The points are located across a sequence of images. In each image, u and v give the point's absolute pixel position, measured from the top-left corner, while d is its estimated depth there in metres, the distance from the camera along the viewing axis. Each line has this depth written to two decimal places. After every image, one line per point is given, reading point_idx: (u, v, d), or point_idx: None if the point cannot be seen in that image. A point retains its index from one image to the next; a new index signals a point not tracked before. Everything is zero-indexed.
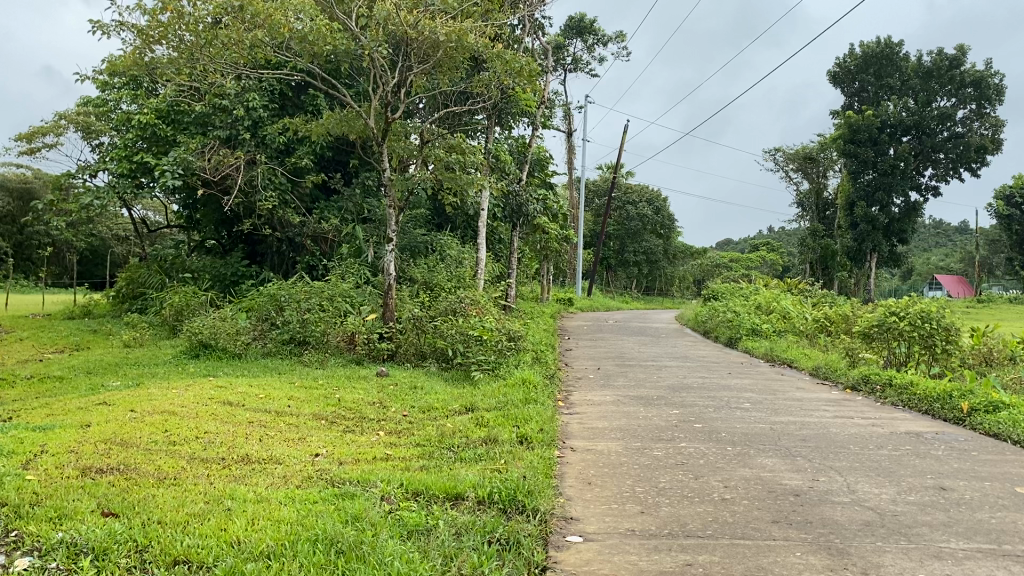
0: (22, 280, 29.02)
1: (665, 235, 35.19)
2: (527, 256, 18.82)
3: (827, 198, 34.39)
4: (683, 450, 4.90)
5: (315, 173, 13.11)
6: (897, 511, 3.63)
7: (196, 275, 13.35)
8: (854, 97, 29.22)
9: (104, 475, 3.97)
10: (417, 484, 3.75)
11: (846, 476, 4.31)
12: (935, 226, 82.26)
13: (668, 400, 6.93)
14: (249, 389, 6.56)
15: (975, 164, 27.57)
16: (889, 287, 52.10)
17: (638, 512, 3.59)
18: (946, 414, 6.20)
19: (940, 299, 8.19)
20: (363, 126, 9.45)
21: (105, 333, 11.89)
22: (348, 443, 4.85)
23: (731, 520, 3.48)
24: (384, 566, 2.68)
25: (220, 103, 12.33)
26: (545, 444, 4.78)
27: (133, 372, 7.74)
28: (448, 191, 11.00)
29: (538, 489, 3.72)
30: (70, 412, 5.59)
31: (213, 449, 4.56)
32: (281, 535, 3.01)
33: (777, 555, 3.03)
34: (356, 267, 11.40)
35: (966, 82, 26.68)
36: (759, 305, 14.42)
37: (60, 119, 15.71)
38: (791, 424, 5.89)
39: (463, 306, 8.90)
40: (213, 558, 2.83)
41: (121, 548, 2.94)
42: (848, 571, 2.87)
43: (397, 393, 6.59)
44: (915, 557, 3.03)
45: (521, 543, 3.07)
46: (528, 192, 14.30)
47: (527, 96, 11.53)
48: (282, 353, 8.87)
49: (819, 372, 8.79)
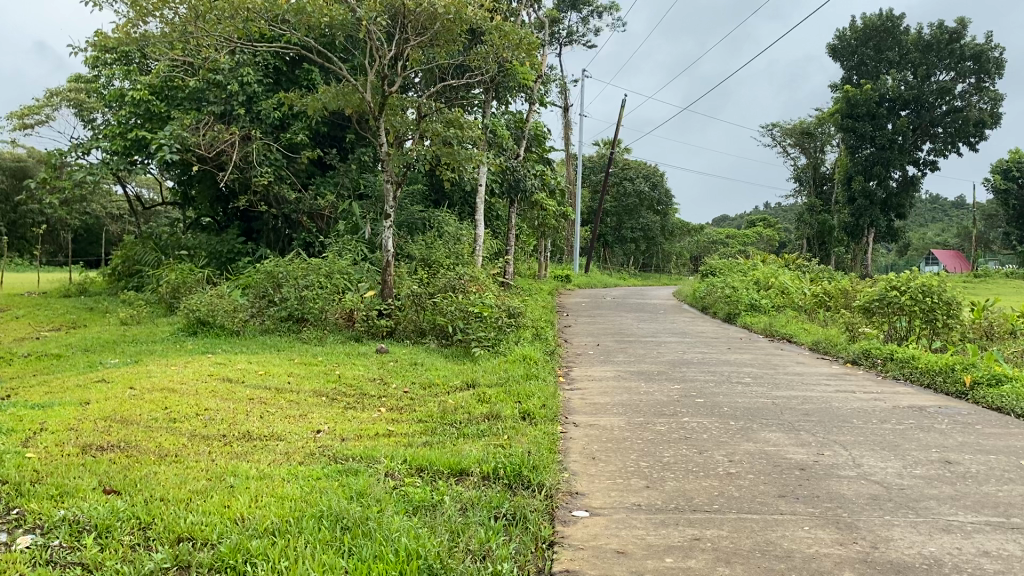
0: (17, 259, 28.98)
1: (662, 211, 35.14)
2: (524, 233, 18.73)
3: (824, 172, 34.28)
4: (686, 425, 4.87)
5: (311, 149, 13.00)
6: (903, 485, 3.62)
7: (192, 252, 13.29)
8: (853, 71, 29.00)
9: (105, 453, 3.94)
10: (421, 460, 3.73)
11: (851, 450, 4.29)
12: (932, 202, 82.20)
13: (669, 375, 6.92)
14: (248, 366, 6.53)
15: (973, 138, 27.54)
16: (885, 263, 52.16)
17: (643, 486, 3.57)
18: (948, 388, 6.19)
19: (941, 273, 8.19)
20: (360, 100, 9.28)
21: (101, 311, 11.85)
22: (350, 420, 4.83)
23: (738, 494, 3.46)
24: (391, 541, 2.63)
25: (214, 79, 12.27)
26: (548, 420, 4.76)
27: (131, 350, 7.70)
28: (446, 167, 10.92)
29: (544, 464, 3.71)
30: (69, 390, 5.55)
31: (214, 426, 4.53)
32: (285, 511, 2.99)
33: (785, 529, 3.00)
34: (354, 244, 11.34)
35: (966, 56, 26.51)
36: (757, 281, 14.39)
37: (53, 96, 15.54)
38: (793, 398, 5.87)
39: (463, 283, 8.82)
40: (218, 535, 2.79)
41: (123, 525, 2.91)
42: (857, 545, 2.85)
43: (398, 370, 6.57)
44: (924, 530, 3.02)
45: (528, 518, 3.05)
46: (526, 168, 14.23)
47: (526, 69, 11.42)
48: (280, 331, 8.83)
49: (819, 347, 8.80)
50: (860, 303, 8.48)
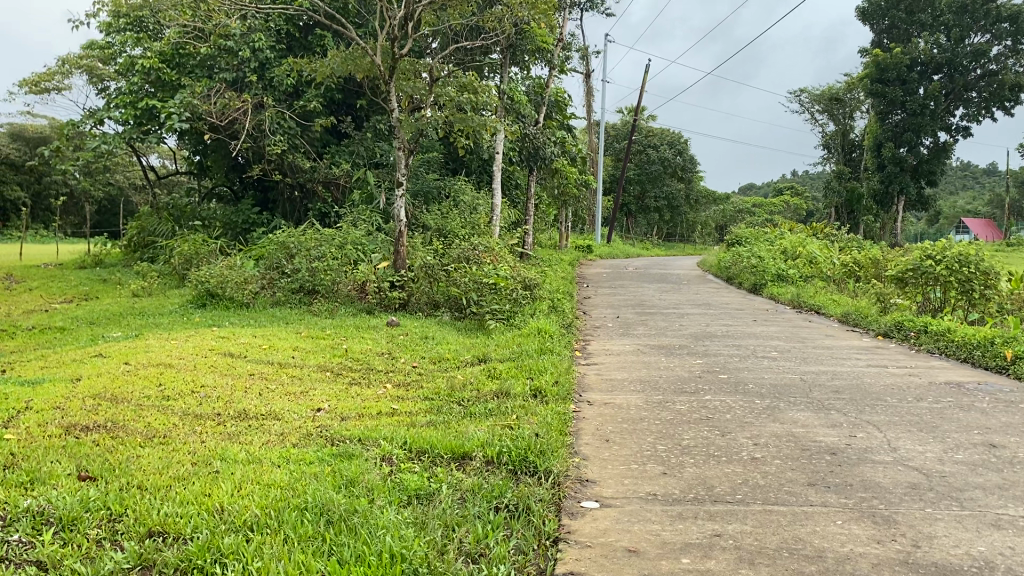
0: (41, 229, 29.37)
1: (687, 179, 34.54)
2: (544, 201, 18.37)
3: (853, 139, 33.65)
4: (708, 403, 4.58)
5: (325, 116, 12.77)
6: (945, 472, 3.32)
7: (207, 223, 13.16)
8: (884, 34, 27.90)
9: (89, 434, 3.71)
10: (422, 442, 3.46)
11: (886, 431, 3.99)
12: (963, 168, 80.66)
13: (692, 349, 6.61)
14: (253, 339, 6.30)
15: (1008, 102, 26.73)
16: (913, 233, 51.23)
17: (659, 473, 3.29)
18: (987, 362, 5.86)
19: (979, 241, 7.81)
20: (371, 65, 8.91)
21: (113, 282, 11.76)
22: (352, 397, 4.59)
23: (764, 483, 3.17)
24: (375, 540, 2.38)
25: (226, 45, 11.97)
26: (560, 398, 4.48)
27: (136, 322, 7.52)
28: (461, 133, 10.58)
29: (552, 448, 3.43)
30: (64, 365, 5.36)
31: (209, 404, 4.29)
32: (267, 502, 2.74)
33: (815, 525, 2.72)
34: (368, 214, 11.06)
35: (1002, 17, 25.48)
36: (785, 250, 13.97)
37: (65, 64, 15.34)
38: (822, 373, 5.58)
39: (478, 254, 8.54)
40: (192, 530, 2.55)
41: (91, 517, 2.67)
42: (896, 543, 2.56)
43: (407, 343, 6.32)
44: (971, 526, 2.72)
45: (532, 510, 2.78)
46: (545, 135, 13.91)
47: (544, 31, 11.08)
48: (291, 303, 8.61)
49: (848, 318, 8.47)
50: (892, 272, 8.13)
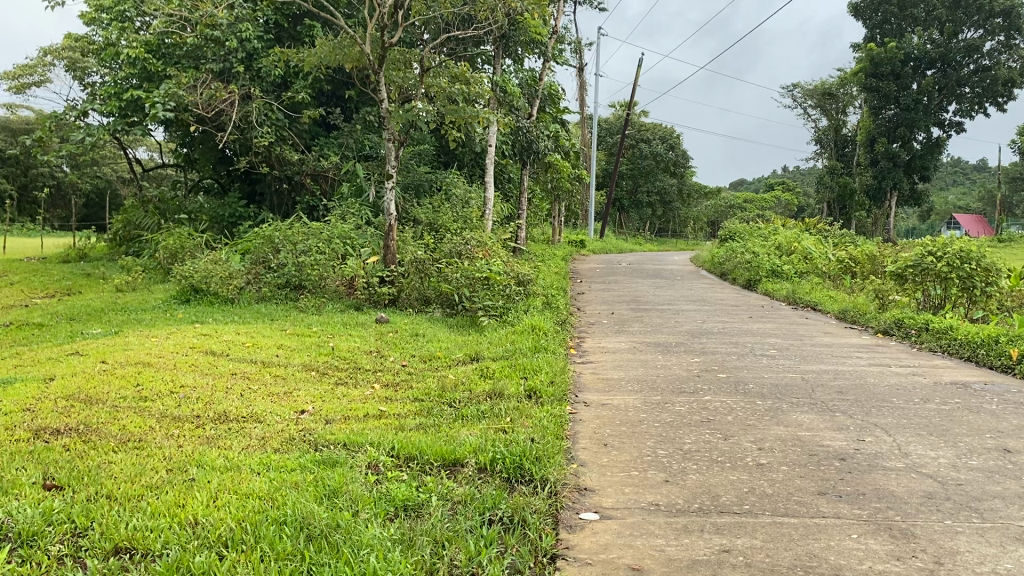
0: (28, 221, 28.92)
1: (679, 174, 34.40)
2: (537, 196, 18.23)
3: (846, 134, 33.57)
4: (708, 404, 4.41)
5: (314, 108, 12.57)
6: (961, 480, 3.16)
7: (193, 215, 12.93)
8: (876, 29, 27.54)
9: (59, 437, 3.52)
10: (410, 447, 3.27)
11: (895, 435, 3.82)
12: (954, 164, 80.77)
13: (688, 348, 6.43)
14: (236, 337, 6.09)
15: (1001, 97, 26.61)
16: (905, 229, 51.26)
17: (661, 481, 3.11)
18: (991, 362, 5.71)
19: (980, 237, 7.65)
20: (360, 54, 8.73)
21: (97, 276, 11.51)
22: (338, 398, 4.39)
23: (772, 492, 3.00)
24: (359, 561, 2.20)
25: (212, 35, 11.70)
26: (556, 399, 4.32)
27: (116, 319, 7.28)
28: (452, 125, 10.36)
29: (548, 454, 3.24)
30: (38, 364, 5.17)
31: (188, 406, 4.10)
32: (243, 514, 2.56)
33: (830, 539, 2.55)
34: (357, 208, 10.84)
35: (995, 12, 25.41)
36: (779, 246, 13.79)
37: (46, 55, 15.02)
38: (824, 373, 5.42)
39: (470, 248, 8.34)
40: (161, 545, 2.37)
41: (53, 532, 2.48)
42: (919, 561, 2.39)
43: (396, 341, 6.12)
44: (995, 540, 2.56)
45: (528, 522, 2.60)
46: (539, 128, 13.69)
47: (536, 22, 10.88)
48: (277, 298, 8.40)
49: (847, 316, 8.30)
50: (892, 269, 7.95)
